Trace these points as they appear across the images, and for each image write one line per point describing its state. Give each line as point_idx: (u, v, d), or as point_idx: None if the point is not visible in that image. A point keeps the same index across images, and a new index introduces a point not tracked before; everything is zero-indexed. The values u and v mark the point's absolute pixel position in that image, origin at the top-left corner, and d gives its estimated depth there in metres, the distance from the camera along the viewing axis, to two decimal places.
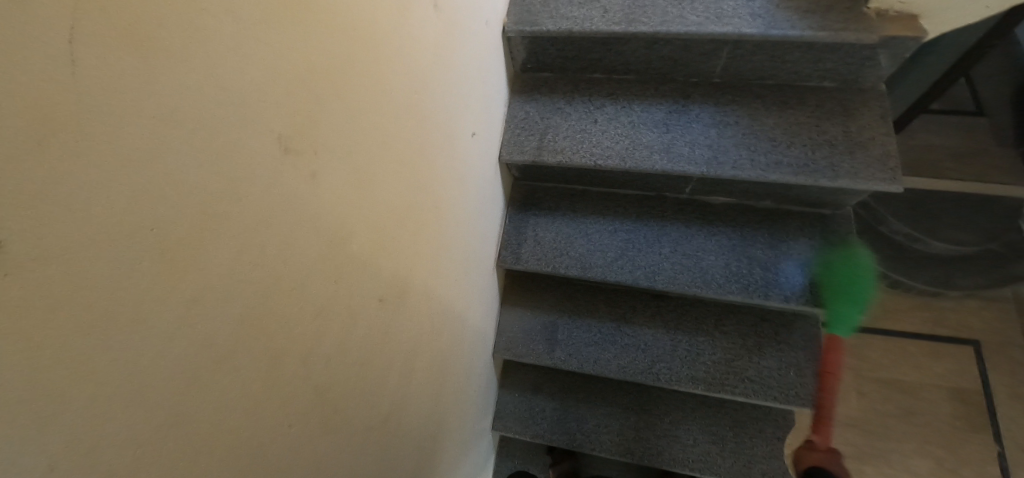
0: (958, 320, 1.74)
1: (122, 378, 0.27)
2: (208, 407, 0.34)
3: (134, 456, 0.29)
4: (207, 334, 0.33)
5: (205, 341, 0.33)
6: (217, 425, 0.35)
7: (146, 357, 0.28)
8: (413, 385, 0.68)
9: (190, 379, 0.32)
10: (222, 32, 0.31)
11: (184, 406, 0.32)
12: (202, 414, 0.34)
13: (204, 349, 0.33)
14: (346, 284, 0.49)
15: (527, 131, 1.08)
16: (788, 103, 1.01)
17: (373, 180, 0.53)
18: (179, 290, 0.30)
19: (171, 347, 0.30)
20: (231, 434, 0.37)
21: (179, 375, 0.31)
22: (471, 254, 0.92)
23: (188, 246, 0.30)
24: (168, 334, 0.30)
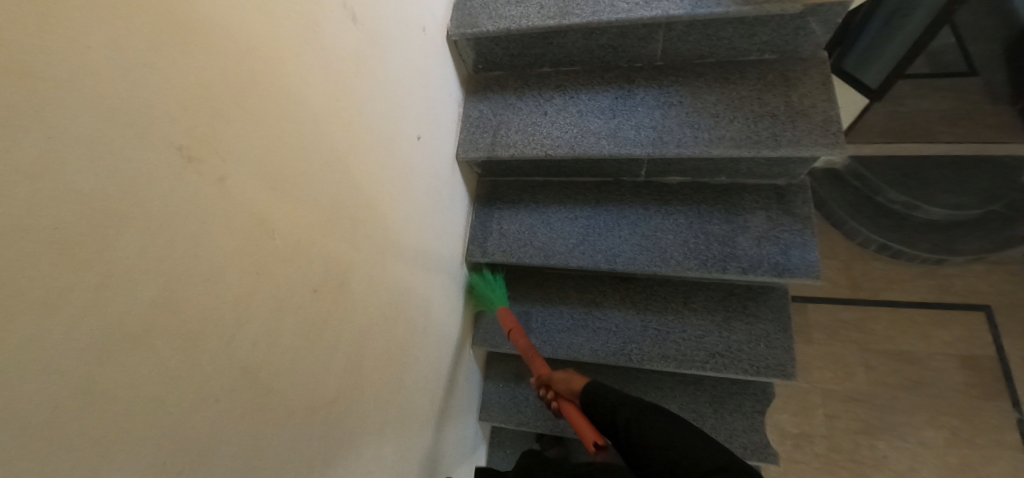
0: (966, 286, 1.71)
1: (35, 348, 0.32)
2: (126, 383, 0.38)
3: (50, 418, 0.33)
4: (117, 318, 0.37)
5: (118, 325, 0.38)
6: (138, 402, 0.40)
7: (57, 333, 0.33)
8: (364, 369, 0.75)
9: (103, 354, 0.36)
10: (109, 60, 0.36)
11: (103, 379, 0.36)
12: (121, 389, 0.38)
13: (118, 331, 0.38)
14: (270, 275, 0.55)
15: (481, 128, 1.13)
16: (729, 78, 1.04)
17: (295, 180, 0.58)
18: (85, 280, 0.35)
19: (79, 329, 0.35)
20: (154, 409, 0.41)
21: (90, 351, 0.35)
22: (425, 249, 0.96)
23: (93, 242, 0.35)
24: (77, 316, 0.35)
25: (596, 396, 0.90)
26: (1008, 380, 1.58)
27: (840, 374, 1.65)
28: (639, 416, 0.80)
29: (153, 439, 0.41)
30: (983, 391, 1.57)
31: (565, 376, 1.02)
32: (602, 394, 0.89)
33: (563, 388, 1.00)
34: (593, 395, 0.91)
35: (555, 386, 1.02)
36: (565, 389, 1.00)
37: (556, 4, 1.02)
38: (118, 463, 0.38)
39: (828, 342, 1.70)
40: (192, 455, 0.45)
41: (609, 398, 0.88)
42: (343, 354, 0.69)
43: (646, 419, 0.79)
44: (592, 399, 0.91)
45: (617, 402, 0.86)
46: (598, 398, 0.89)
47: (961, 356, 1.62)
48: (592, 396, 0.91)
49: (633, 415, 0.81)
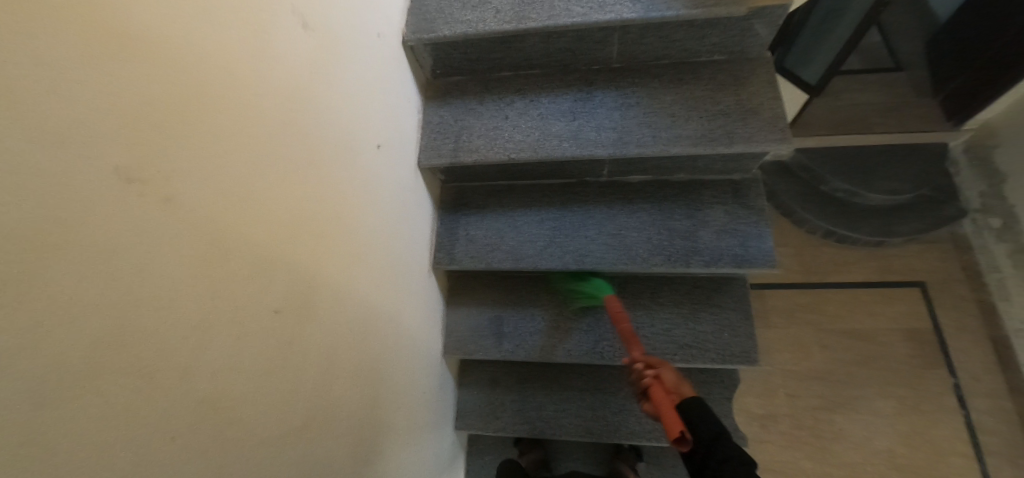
0: (904, 265, 1.84)
1: None
2: (69, 427, 0.35)
3: None
4: (54, 357, 0.34)
5: (56, 364, 0.34)
6: (83, 447, 0.36)
7: None
8: (333, 390, 0.72)
9: (41, 399, 0.33)
10: (33, 78, 0.33)
11: (41, 426, 0.33)
12: (64, 434, 0.35)
13: (57, 370, 0.34)
14: (227, 298, 0.52)
15: (443, 134, 1.12)
16: (683, 79, 1.08)
17: (249, 196, 0.55)
18: (16, 319, 0.32)
19: (12, 372, 0.31)
20: (102, 452, 0.38)
21: (26, 396, 0.32)
22: (391, 259, 0.94)
23: (25, 275, 0.32)
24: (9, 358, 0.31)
25: (706, 414, 0.87)
26: (945, 349, 1.70)
27: (800, 355, 1.74)
28: (729, 453, 0.83)
29: None
30: (925, 362, 1.69)
31: (674, 375, 0.94)
32: (716, 418, 0.87)
33: (665, 379, 0.92)
34: (703, 411, 0.87)
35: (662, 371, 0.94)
36: (673, 381, 0.92)
37: (513, 8, 1.03)
38: None
39: (787, 325, 1.78)
40: None
41: (713, 419, 0.86)
42: (310, 376, 0.66)
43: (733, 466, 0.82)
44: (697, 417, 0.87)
45: (722, 432, 0.85)
46: (707, 413, 0.87)
47: (904, 330, 1.74)
48: (703, 411, 0.87)
49: (720, 441, 0.84)
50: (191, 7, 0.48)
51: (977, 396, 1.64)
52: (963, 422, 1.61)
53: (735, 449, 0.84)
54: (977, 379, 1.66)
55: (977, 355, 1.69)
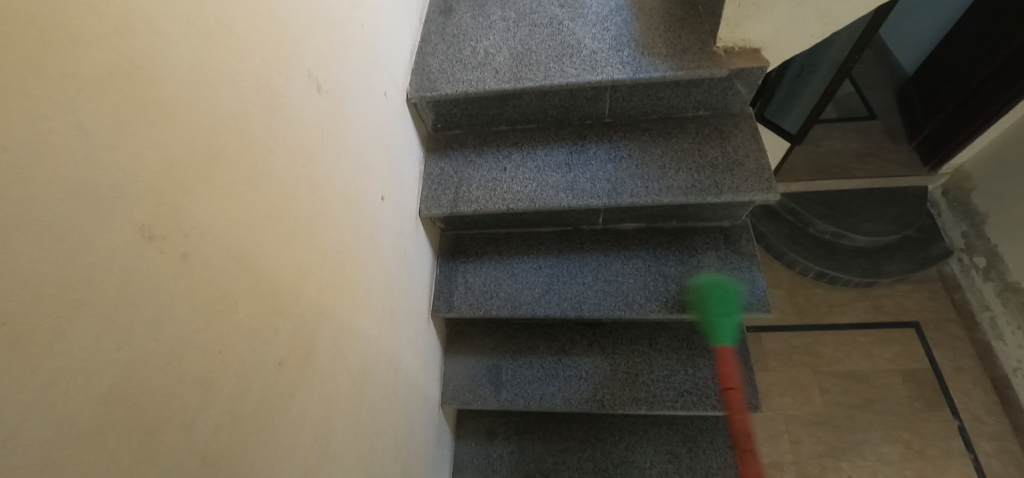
0: (896, 305, 1.87)
1: None
2: None
3: None
4: (64, 416, 0.34)
5: (68, 420, 0.35)
6: None
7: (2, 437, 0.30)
8: (332, 445, 0.70)
9: (46, 460, 0.33)
10: (71, 146, 0.36)
11: None
12: None
13: (66, 428, 0.34)
14: (233, 353, 0.52)
15: (443, 185, 1.16)
16: (671, 133, 1.14)
17: (259, 248, 0.57)
18: (32, 376, 0.32)
19: (25, 427, 0.32)
20: None
21: (35, 454, 0.32)
22: (392, 307, 0.94)
23: (43, 332, 0.33)
24: (23, 412, 0.32)
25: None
26: (944, 390, 1.70)
27: (800, 399, 1.72)
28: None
29: None
30: (925, 403, 1.68)
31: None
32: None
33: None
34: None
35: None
36: None
37: (510, 69, 1.10)
38: None
39: (784, 368, 1.78)
40: None
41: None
42: (309, 430, 0.65)
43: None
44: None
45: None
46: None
47: (901, 371, 1.74)
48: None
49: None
50: (219, 77, 0.52)
51: (982, 438, 1.62)
52: (970, 466, 1.58)
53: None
54: (980, 420, 1.64)
55: (978, 395, 1.68)
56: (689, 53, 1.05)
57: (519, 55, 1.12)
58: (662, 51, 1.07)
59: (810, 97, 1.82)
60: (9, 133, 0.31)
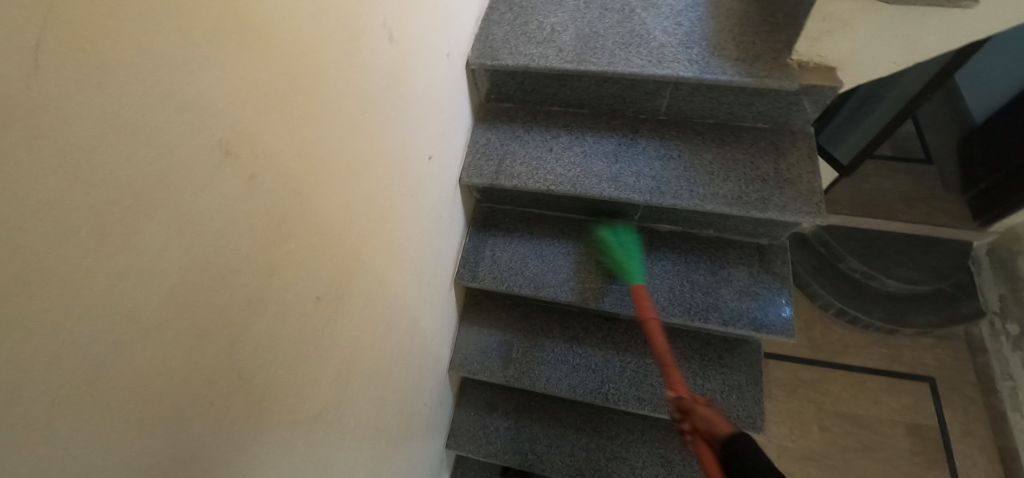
0: (914, 358, 1.81)
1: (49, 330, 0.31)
2: (127, 373, 0.37)
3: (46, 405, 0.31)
4: (129, 308, 0.36)
5: (131, 311, 0.36)
6: (133, 398, 0.38)
7: (70, 315, 0.32)
8: (349, 387, 0.73)
9: (108, 344, 0.35)
10: (169, 51, 0.37)
11: (102, 370, 0.35)
12: (122, 380, 0.36)
13: (129, 319, 0.36)
14: (278, 280, 0.54)
15: (487, 156, 1.16)
16: (726, 140, 1.11)
17: (316, 185, 0.59)
18: (108, 264, 0.34)
19: (94, 310, 0.33)
20: (146, 405, 0.39)
21: (97, 337, 0.34)
22: (421, 267, 0.96)
23: (122, 225, 0.35)
24: (94, 295, 0.33)
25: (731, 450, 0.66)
26: (948, 451, 1.65)
27: (798, 431, 1.70)
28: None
29: (143, 436, 0.39)
30: (926, 460, 1.64)
31: (711, 409, 0.76)
32: (753, 442, 0.65)
33: (701, 422, 0.76)
34: (729, 449, 0.67)
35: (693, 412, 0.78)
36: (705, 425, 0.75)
37: (575, 50, 1.08)
38: (109, 453, 0.36)
39: (787, 399, 1.76)
40: (176, 458, 0.43)
41: (753, 450, 0.64)
42: (332, 367, 0.67)
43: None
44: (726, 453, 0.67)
45: (753, 458, 0.63)
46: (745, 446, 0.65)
47: (908, 424, 1.70)
48: (732, 440, 0.67)
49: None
50: (306, 9, 0.52)
51: None
52: None
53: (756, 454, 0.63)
54: None
55: (982, 462, 1.63)
56: (760, 61, 1.02)
57: (586, 36, 1.10)
58: (732, 54, 1.03)
59: (865, 130, 1.77)
60: (117, 28, 0.32)
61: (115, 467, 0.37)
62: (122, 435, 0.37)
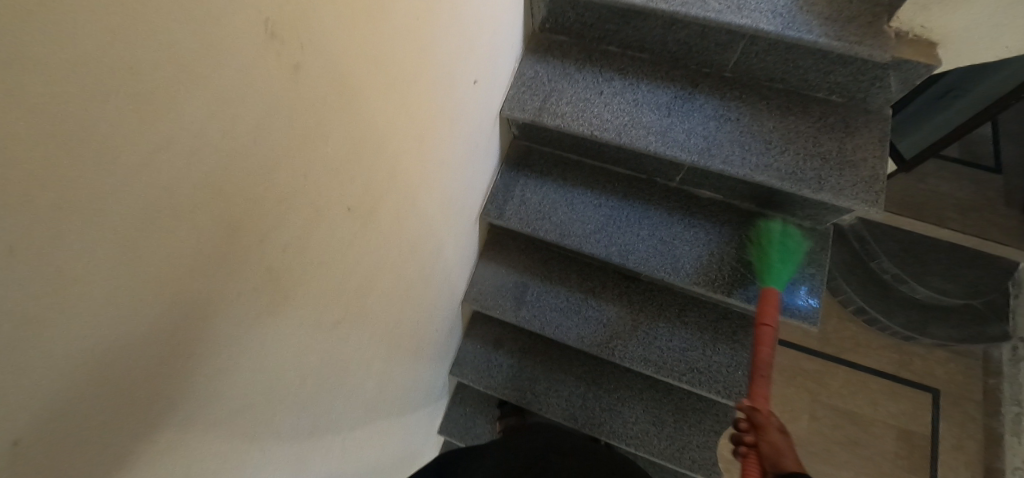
0: (923, 367, 1.77)
1: (93, 196, 0.29)
2: (161, 251, 0.36)
3: (85, 270, 0.30)
4: (166, 185, 0.34)
5: (167, 190, 0.34)
6: (164, 277, 0.37)
7: (112, 183, 0.30)
8: (369, 301, 0.74)
9: (145, 219, 0.33)
10: None
11: (137, 245, 0.33)
12: (156, 257, 0.35)
13: (164, 196, 0.34)
14: (313, 183, 0.52)
15: (532, 90, 1.09)
16: (792, 110, 1.03)
17: (360, 88, 0.56)
18: (146, 136, 0.31)
19: (131, 184, 0.31)
20: (177, 287, 0.38)
21: (135, 210, 0.32)
22: (450, 195, 0.94)
23: (164, 94, 0.32)
24: (136, 165, 0.31)
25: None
26: (934, 460, 1.66)
27: (788, 417, 1.72)
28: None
29: (173, 315, 0.39)
30: (909, 464, 1.66)
31: (784, 442, 0.74)
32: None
33: (767, 447, 0.74)
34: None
35: (765, 434, 0.76)
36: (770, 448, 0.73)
37: None
38: (140, 326, 0.36)
39: (785, 385, 1.76)
40: (204, 340, 0.43)
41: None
42: (356, 279, 0.68)
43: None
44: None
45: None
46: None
47: (900, 428, 1.70)
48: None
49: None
50: None
51: None
52: None
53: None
54: None
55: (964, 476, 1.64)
56: (854, 24, 0.91)
57: None
58: (823, 12, 0.92)
59: (933, 127, 1.63)
60: None
61: (146, 343, 0.37)
62: (154, 317, 0.37)
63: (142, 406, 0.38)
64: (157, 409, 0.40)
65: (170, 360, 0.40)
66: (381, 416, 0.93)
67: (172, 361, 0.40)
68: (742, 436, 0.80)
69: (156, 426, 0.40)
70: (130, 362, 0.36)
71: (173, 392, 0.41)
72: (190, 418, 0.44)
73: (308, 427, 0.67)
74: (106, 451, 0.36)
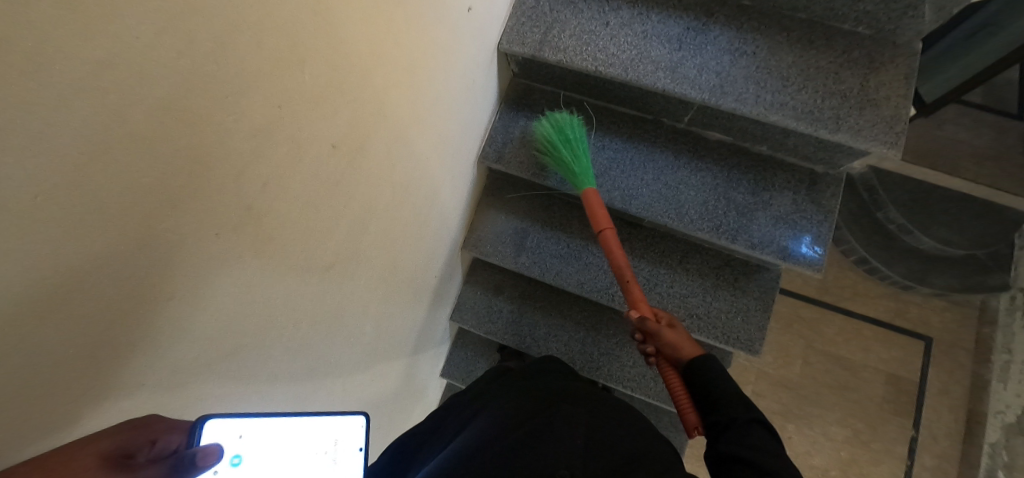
0: (919, 316, 1.78)
1: (27, 118, 0.26)
2: (119, 184, 0.33)
3: (31, 201, 0.27)
4: (116, 109, 0.31)
5: (118, 116, 0.31)
6: (127, 212, 0.34)
7: (47, 102, 0.26)
8: (361, 245, 0.72)
9: (95, 147, 0.30)
10: None
11: (89, 174, 0.30)
12: (114, 190, 0.32)
13: (115, 122, 0.31)
14: (291, 116, 0.48)
15: (533, 22, 1.02)
16: (813, 43, 0.95)
17: (339, 8, 0.50)
18: (83, 52, 0.28)
19: (69, 108, 0.28)
20: (144, 222, 0.36)
21: (81, 135, 0.29)
22: (445, 135, 0.89)
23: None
24: (75, 83, 0.28)
25: (704, 379, 0.76)
26: (920, 404, 1.70)
27: (781, 362, 1.75)
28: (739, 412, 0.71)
29: (142, 253, 0.37)
30: (895, 407, 1.70)
31: (679, 337, 0.82)
32: (723, 373, 0.76)
33: (667, 348, 0.82)
34: (704, 378, 0.76)
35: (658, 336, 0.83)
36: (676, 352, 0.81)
37: None
38: (106, 263, 0.34)
39: (781, 331, 1.78)
40: (182, 279, 0.41)
41: (725, 382, 0.75)
42: (347, 221, 0.66)
43: (756, 427, 0.70)
44: (699, 382, 0.76)
45: (727, 395, 0.73)
46: (717, 379, 0.75)
47: (890, 374, 1.73)
48: (709, 372, 0.76)
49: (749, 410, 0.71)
50: None
51: (927, 453, 1.67)
52: (901, 469, 1.66)
53: (730, 386, 0.74)
54: (935, 439, 1.68)
55: (947, 418, 1.69)
56: None
57: None
58: None
59: (953, 72, 1.55)
60: None
61: (114, 280, 0.35)
62: (117, 254, 0.34)
63: (115, 345, 0.37)
64: (129, 349, 0.38)
65: (144, 299, 0.38)
66: (382, 359, 0.94)
67: (142, 301, 0.38)
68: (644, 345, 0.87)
69: (131, 365, 0.39)
70: (96, 300, 0.34)
71: (148, 332, 0.40)
72: (171, 359, 0.43)
73: (305, 369, 0.67)
74: (71, 388, 0.34)
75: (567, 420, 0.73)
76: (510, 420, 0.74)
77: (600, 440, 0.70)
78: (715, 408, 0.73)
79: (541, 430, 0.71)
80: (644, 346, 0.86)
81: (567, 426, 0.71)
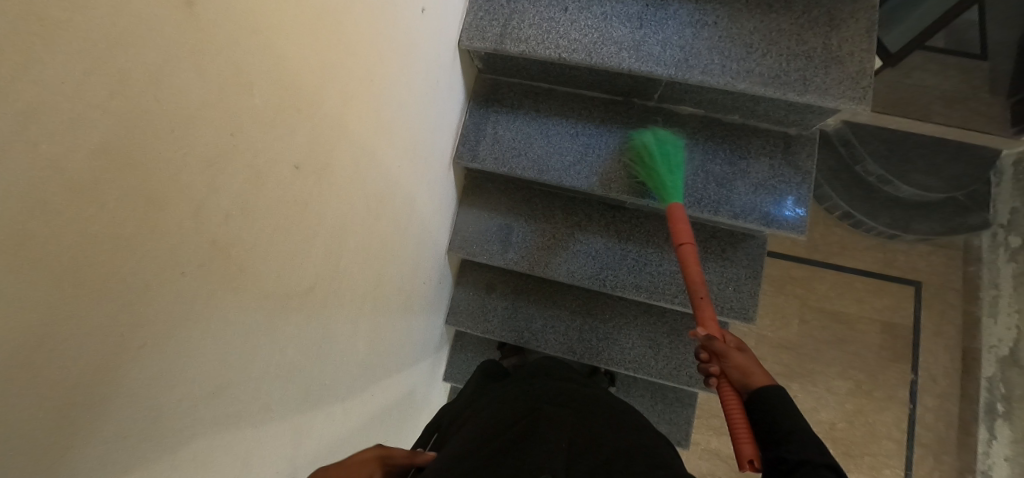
0: (907, 263, 1.80)
1: None
2: (70, 236, 0.31)
3: None
4: (55, 161, 0.29)
5: (56, 167, 0.29)
6: (84, 264, 0.33)
7: None
8: (342, 262, 0.71)
9: (39, 202, 0.29)
10: None
11: (38, 229, 0.29)
12: (64, 243, 0.31)
13: (54, 174, 0.29)
14: (246, 142, 0.47)
15: (491, 15, 1.00)
16: (773, 6, 0.95)
17: (282, 26, 0.49)
18: (9, 108, 0.26)
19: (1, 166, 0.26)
20: (103, 271, 0.35)
21: (23, 192, 0.28)
22: (414, 140, 0.88)
23: (16, 49, 0.26)
24: (6, 137, 0.26)
25: (781, 418, 0.66)
26: (916, 348, 1.73)
27: (778, 324, 1.77)
28: (817, 460, 0.60)
29: (107, 305, 0.35)
30: (893, 355, 1.73)
31: (748, 361, 0.74)
32: (802, 416, 0.65)
33: (738, 375, 0.72)
34: (776, 411, 0.66)
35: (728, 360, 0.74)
36: (743, 377, 0.72)
37: None
38: (70, 318, 0.33)
39: (775, 294, 1.80)
40: (155, 325, 0.40)
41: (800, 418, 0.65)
42: (322, 239, 0.64)
43: None
44: (771, 416, 0.66)
45: (803, 437, 0.63)
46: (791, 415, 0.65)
47: (885, 323, 1.76)
48: (778, 406, 0.67)
49: (832, 464, 0.60)
50: None
51: (928, 395, 1.71)
52: (905, 414, 1.69)
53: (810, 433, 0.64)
54: (934, 380, 1.71)
55: (943, 359, 1.73)
56: None
57: None
58: None
59: (921, 15, 1.55)
60: None
61: (81, 334, 0.34)
62: (80, 307, 0.33)
63: (93, 398, 0.36)
64: (109, 402, 0.37)
65: (118, 348, 0.37)
66: (379, 374, 0.93)
67: (117, 352, 0.37)
68: (706, 367, 0.77)
69: (114, 418, 0.38)
70: (65, 356, 0.33)
71: (127, 382, 0.39)
72: (155, 405, 0.42)
73: (298, 396, 0.66)
74: (56, 453, 0.33)
75: (553, 421, 0.71)
76: (496, 429, 0.72)
77: (585, 440, 0.68)
78: (789, 448, 0.62)
79: (528, 434, 0.68)
80: (706, 367, 0.76)
81: (555, 427, 0.69)
